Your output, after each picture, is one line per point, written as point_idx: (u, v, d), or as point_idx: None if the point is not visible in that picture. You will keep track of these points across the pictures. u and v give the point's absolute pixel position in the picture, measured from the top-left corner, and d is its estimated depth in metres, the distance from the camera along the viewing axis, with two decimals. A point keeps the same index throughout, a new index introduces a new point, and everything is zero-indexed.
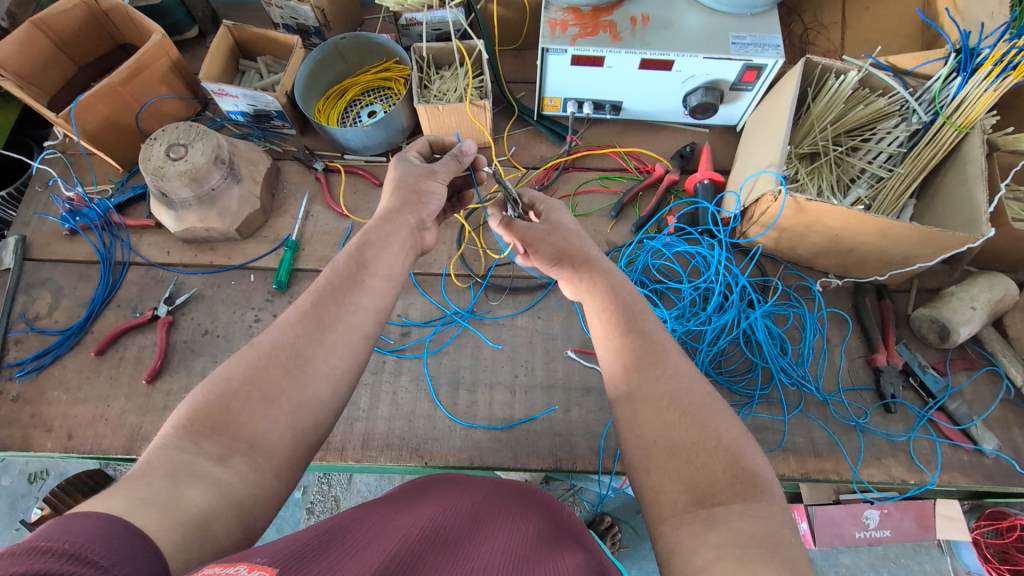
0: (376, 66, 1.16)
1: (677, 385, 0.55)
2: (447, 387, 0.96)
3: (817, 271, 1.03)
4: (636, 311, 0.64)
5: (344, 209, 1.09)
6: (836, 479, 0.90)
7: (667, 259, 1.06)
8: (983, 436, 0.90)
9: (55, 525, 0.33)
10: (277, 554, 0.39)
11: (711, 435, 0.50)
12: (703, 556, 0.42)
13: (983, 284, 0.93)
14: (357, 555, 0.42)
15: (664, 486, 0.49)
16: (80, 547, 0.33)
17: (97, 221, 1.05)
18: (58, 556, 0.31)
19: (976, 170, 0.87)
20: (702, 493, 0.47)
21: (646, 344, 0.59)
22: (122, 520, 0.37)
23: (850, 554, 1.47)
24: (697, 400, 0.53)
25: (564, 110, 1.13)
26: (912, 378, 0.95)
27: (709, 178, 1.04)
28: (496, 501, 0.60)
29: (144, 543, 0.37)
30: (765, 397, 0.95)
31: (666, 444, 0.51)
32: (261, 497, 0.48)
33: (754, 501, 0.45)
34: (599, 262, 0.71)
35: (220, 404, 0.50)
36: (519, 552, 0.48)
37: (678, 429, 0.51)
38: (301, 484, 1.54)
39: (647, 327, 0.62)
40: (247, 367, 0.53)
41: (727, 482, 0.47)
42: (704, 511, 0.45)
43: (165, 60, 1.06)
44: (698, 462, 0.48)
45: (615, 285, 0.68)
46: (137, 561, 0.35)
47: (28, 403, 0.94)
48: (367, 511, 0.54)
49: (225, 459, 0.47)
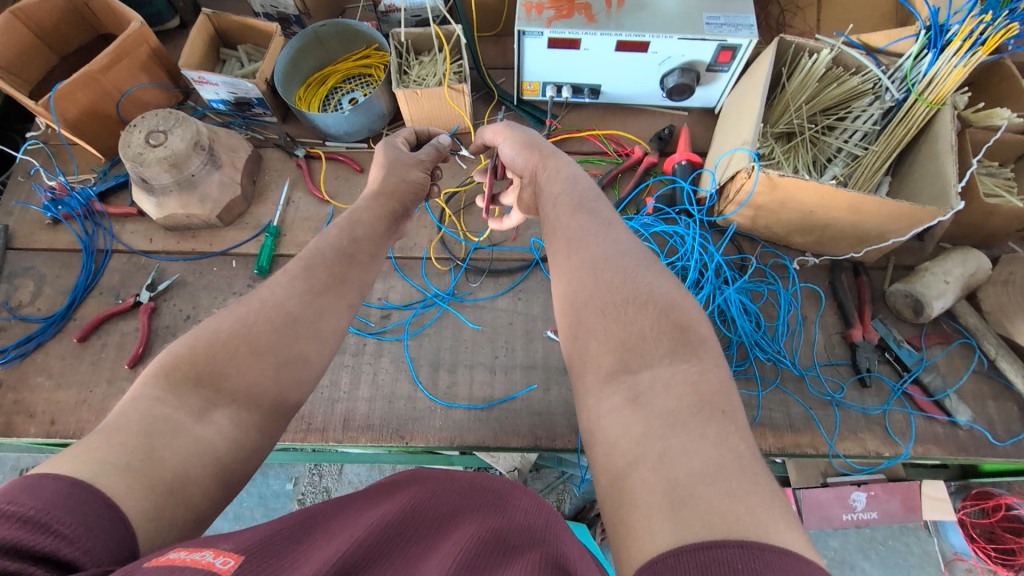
0: (354, 53, 1.17)
1: (615, 251, 0.63)
2: (427, 367, 0.97)
3: (794, 250, 1.04)
4: (587, 195, 0.74)
5: (325, 195, 1.10)
6: (812, 453, 0.91)
7: (645, 240, 1.06)
8: (957, 407, 0.91)
9: (22, 491, 0.38)
10: (244, 541, 0.42)
11: (644, 288, 0.58)
12: (625, 460, 0.45)
13: (957, 259, 0.94)
14: (318, 548, 0.43)
15: (592, 348, 0.56)
16: (45, 513, 0.37)
17: (79, 210, 1.06)
18: (21, 524, 0.36)
19: (947, 146, 0.87)
20: (631, 357, 0.53)
21: (592, 216, 0.69)
22: (91, 486, 0.41)
23: (839, 537, 1.50)
24: (630, 261, 0.62)
25: (543, 94, 1.13)
26: (887, 353, 0.96)
27: (687, 159, 1.03)
28: (491, 485, 0.57)
29: (109, 512, 0.40)
30: (742, 372, 0.95)
31: (597, 304, 0.58)
32: (246, 450, 0.52)
33: (683, 360, 0.51)
34: (559, 159, 0.81)
35: (205, 356, 0.56)
36: (482, 545, 0.44)
37: (612, 285, 0.60)
38: (293, 476, 1.67)
39: (596, 206, 0.72)
40: (233, 321, 0.59)
41: (655, 340, 0.53)
42: (630, 378, 0.51)
43: (145, 47, 1.06)
44: (627, 319, 0.56)
45: (572, 174, 0.78)
46: (99, 528, 0.39)
47: (11, 390, 0.94)
48: (352, 496, 0.56)
49: (205, 417, 0.51)
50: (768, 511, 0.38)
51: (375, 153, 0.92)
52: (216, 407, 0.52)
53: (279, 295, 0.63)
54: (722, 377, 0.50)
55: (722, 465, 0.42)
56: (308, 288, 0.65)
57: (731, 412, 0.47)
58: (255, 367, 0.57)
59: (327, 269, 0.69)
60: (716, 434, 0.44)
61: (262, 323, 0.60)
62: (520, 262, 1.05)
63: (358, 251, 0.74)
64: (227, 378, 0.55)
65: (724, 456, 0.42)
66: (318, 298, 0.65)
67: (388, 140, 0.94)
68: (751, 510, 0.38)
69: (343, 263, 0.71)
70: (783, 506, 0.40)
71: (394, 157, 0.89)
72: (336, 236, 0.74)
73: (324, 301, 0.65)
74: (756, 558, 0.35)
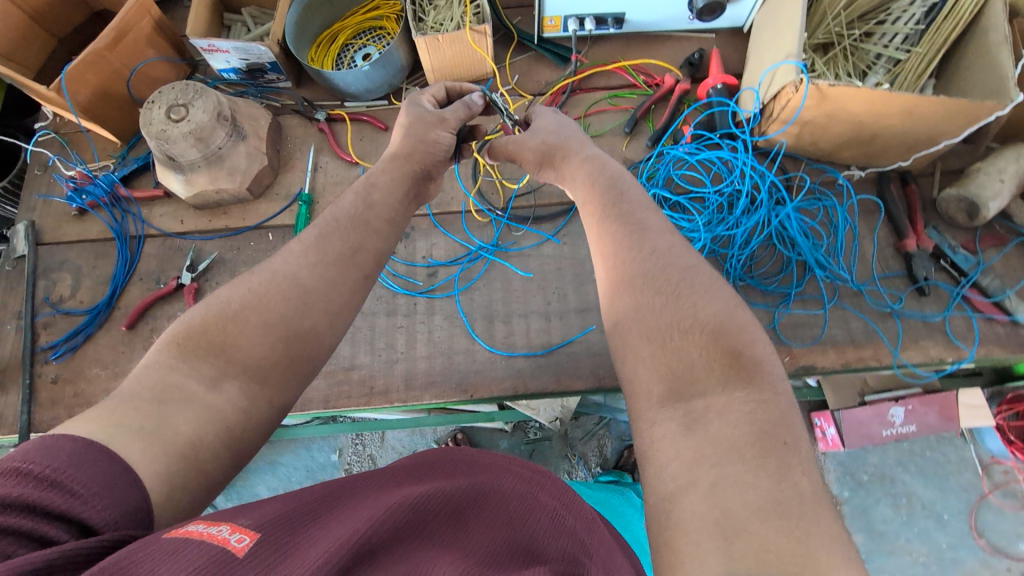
0: (362, 5, 1.11)
1: (658, 260, 0.60)
2: (482, 320, 0.96)
3: (840, 164, 1.02)
4: (616, 192, 0.71)
5: (354, 157, 1.07)
6: (875, 365, 0.91)
7: (689, 168, 1.03)
8: (1017, 306, 0.91)
9: (43, 448, 0.41)
10: (264, 516, 0.42)
11: (689, 314, 0.55)
12: (674, 481, 0.44)
13: (1011, 156, 0.92)
14: (341, 522, 0.42)
15: (641, 377, 0.53)
16: (60, 472, 0.40)
17: (105, 197, 1.03)
18: (36, 482, 0.39)
19: (1001, 37, 0.84)
20: (679, 386, 0.50)
21: (627, 226, 0.65)
22: (107, 449, 0.43)
23: (878, 453, 1.52)
24: (674, 275, 0.59)
25: (565, 29, 1.09)
26: (942, 260, 0.95)
27: (722, 82, 1.01)
28: (526, 485, 0.53)
29: (125, 475, 0.42)
30: (800, 294, 0.94)
31: (641, 330, 0.56)
32: (253, 421, 0.52)
33: (745, 387, 0.48)
34: (585, 153, 0.80)
35: (216, 326, 0.56)
36: (495, 558, 0.42)
37: (654, 308, 0.57)
38: (337, 448, 1.69)
39: (629, 210, 0.68)
40: (244, 293, 0.58)
41: (707, 371, 0.50)
42: (683, 404, 0.49)
43: (148, 19, 1.01)
44: (673, 346, 0.53)
45: (596, 169, 0.77)
46: (115, 488, 0.41)
47: (68, 383, 0.94)
48: (375, 468, 0.54)
49: (216, 385, 0.51)
50: (829, 554, 0.38)
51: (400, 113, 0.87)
52: (225, 377, 0.52)
53: (291, 264, 0.62)
54: (782, 407, 0.47)
55: (780, 502, 0.41)
56: (318, 258, 0.63)
57: (793, 444, 0.45)
58: (262, 341, 0.56)
59: (353, 236, 0.67)
60: (775, 468, 0.43)
61: (313, 289, 0.60)
62: (560, 206, 1.03)
63: (373, 216, 0.70)
64: (233, 350, 0.54)
65: (782, 493, 0.41)
66: (330, 269, 0.63)
67: (414, 100, 0.87)
68: (810, 548, 0.38)
69: (357, 227, 0.68)
70: (841, 548, 0.39)
71: (420, 120, 0.83)
72: (349, 204, 0.71)
73: (337, 272, 0.63)
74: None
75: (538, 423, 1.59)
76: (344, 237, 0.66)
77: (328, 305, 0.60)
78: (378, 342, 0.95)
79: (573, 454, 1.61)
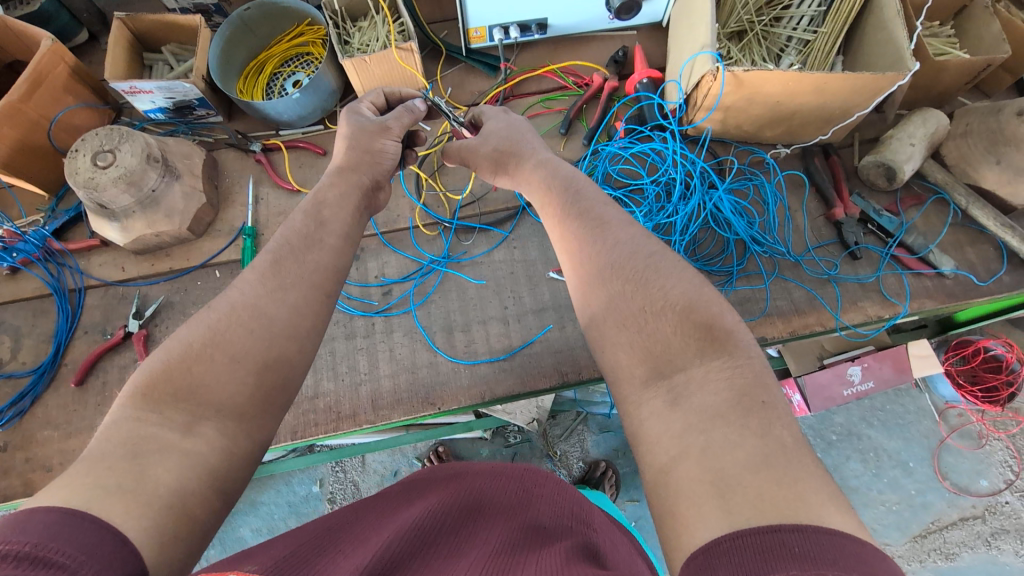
0: (287, 33, 1.11)
1: (622, 250, 0.62)
2: (441, 332, 0.97)
3: (767, 143, 1.07)
4: (576, 187, 0.74)
5: (294, 184, 1.06)
6: (820, 330, 0.96)
7: (625, 162, 1.07)
8: (941, 260, 0.97)
9: (12, 527, 0.36)
10: (267, 560, 0.39)
11: (658, 295, 0.56)
12: (668, 454, 0.45)
13: (917, 121, 0.98)
14: (349, 554, 0.42)
15: (623, 361, 0.54)
16: (42, 547, 0.36)
17: (37, 253, 1.00)
18: (17, 561, 0.34)
19: (893, 11, 0.90)
20: (662, 366, 0.51)
21: (587, 221, 0.67)
22: (86, 515, 0.39)
23: (843, 413, 1.59)
24: (639, 264, 0.60)
25: (491, 39, 1.10)
26: (869, 224, 1.00)
27: (647, 77, 1.06)
28: (496, 497, 0.56)
29: (109, 537, 0.39)
30: (742, 271, 0.99)
31: (619, 318, 0.57)
32: (237, 458, 0.50)
33: (720, 355, 0.50)
34: (540, 156, 0.82)
35: (182, 368, 0.52)
36: (508, 552, 0.44)
37: (627, 294, 0.58)
38: (318, 479, 1.66)
39: (590, 207, 0.69)
40: (205, 332, 0.55)
41: (684, 346, 0.52)
42: (667, 382, 0.50)
43: (63, 66, 0.99)
44: (649, 329, 0.54)
45: (552, 173, 0.78)
46: (103, 553, 0.37)
47: (19, 449, 0.90)
48: (357, 511, 0.53)
49: (191, 430, 0.49)
50: (817, 494, 0.39)
51: (341, 122, 0.88)
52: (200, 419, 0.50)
53: (248, 295, 0.59)
54: (757, 368, 0.49)
55: (767, 457, 0.42)
56: (280, 285, 0.60)
57: (771, 402, 0.46)
58: (235, 377, 0.53)
59: (297, 257, 0.64)
60: (758, 426, 0.44)
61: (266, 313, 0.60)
62: (506, 212, 1.05)
63: (326, 233, 0.69)
64: (204, 391, 0.51)
65: (768, 447, 0.42)
66: (289, 293, 0.60)
67: (354, 111, 0.89)
68: (802, 493, 0.39)
69: (312, 246, 0.66)
70: (825, 487, 0.40)
71: (361, 137, 0.84)
72: (301, 222, 0.69)
73: (297, 296, 0.60)
74: (811, 539, 0.36)
75: (517, 427, 1.60)
76: (299, 260, 0.64)
77: (292, 332, 0.58)
78: (340, 367, 0.94)
79: (554, 452, 1.62)
